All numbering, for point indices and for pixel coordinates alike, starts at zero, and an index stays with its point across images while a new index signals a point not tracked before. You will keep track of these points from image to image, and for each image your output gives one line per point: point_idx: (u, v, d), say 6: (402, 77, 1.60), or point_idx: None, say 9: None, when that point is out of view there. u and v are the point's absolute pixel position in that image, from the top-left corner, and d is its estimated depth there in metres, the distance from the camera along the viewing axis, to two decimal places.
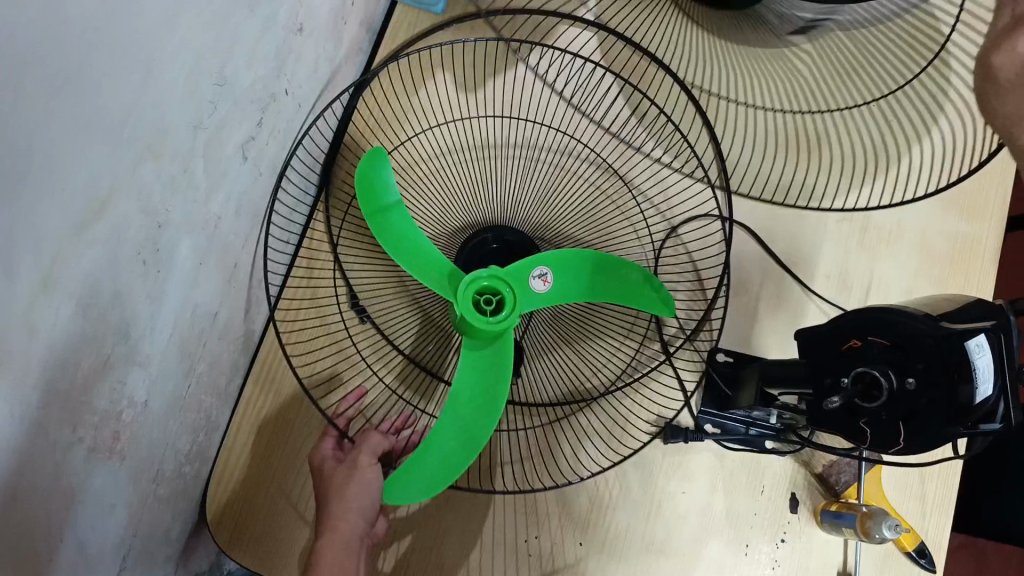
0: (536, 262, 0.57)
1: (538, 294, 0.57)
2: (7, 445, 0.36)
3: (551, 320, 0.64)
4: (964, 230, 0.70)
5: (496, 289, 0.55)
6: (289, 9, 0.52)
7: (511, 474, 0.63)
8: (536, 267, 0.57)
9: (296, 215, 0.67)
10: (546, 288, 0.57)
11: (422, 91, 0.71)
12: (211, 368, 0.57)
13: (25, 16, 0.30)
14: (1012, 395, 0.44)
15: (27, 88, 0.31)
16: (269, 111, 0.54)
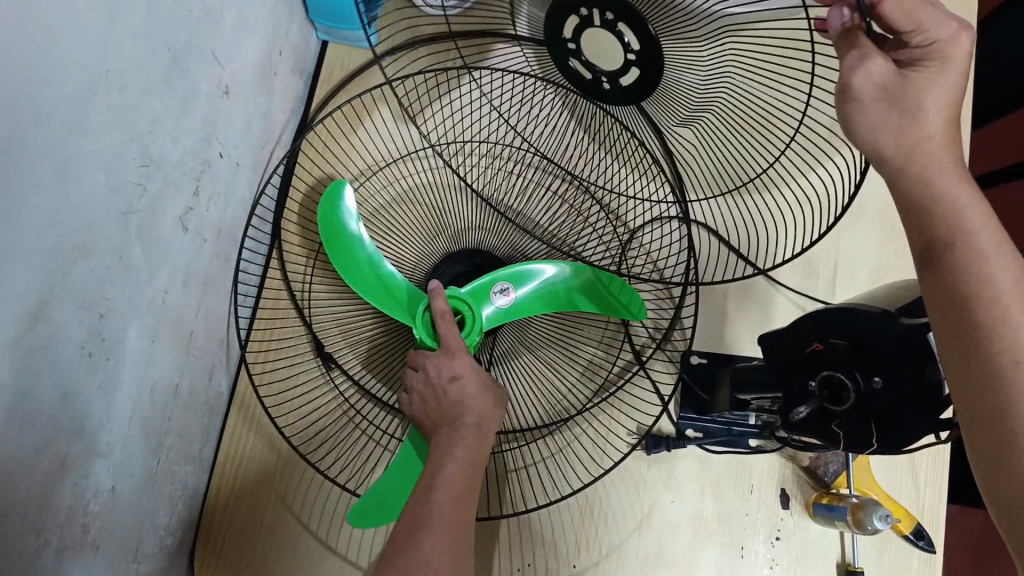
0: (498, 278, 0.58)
1: (503, 309, 0.58)
2: None
3: (521, 336, 0.64)
4: None
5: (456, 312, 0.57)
6: (211, 74, 0.51)
7: (509, 500, 0.62)
8: (496, 283, 0.58)
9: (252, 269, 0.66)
10: (509, 303, 0.58)
11: (366, 130, 0.71)
12: (180, 439, 0.57)
13: None
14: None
15: None
16: (204, 178, 0.53)
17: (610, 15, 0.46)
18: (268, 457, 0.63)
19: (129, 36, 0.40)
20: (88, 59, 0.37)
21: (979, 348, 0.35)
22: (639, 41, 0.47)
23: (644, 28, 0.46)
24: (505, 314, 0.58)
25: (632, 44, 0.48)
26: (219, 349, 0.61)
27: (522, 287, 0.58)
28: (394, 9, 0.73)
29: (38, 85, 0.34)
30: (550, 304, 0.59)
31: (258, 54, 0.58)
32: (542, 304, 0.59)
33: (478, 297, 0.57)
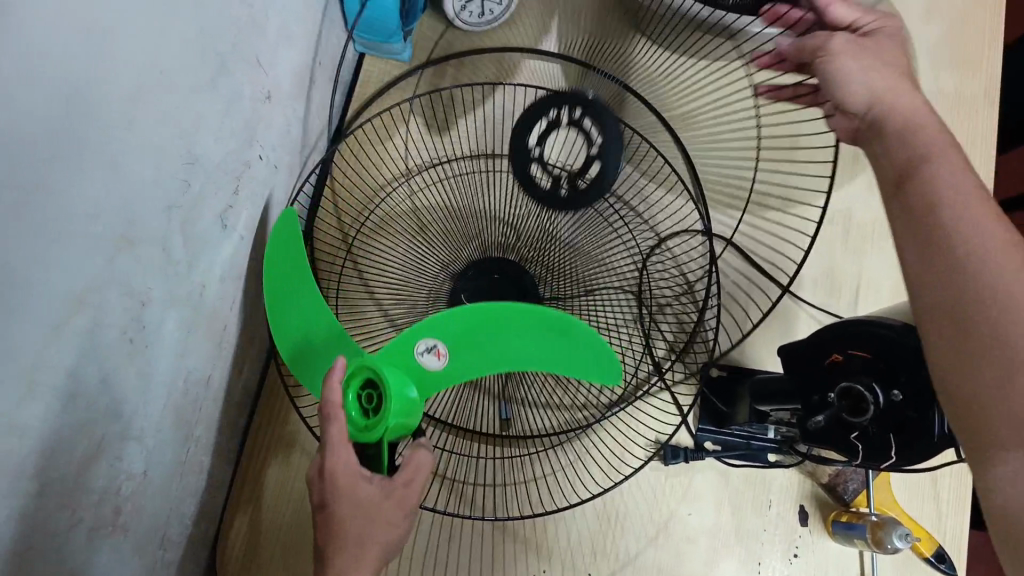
0: (419, 337, 0.48)
1: (434, 373, 0.49)
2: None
3: None
4: None
5: (372, 383, 0.47)
6: (253, 80, 0.53)
7: (486, 501, 0.63)
8: (421, 341, 0.48)
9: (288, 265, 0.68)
10: (442, 361, 0.48)
11: (398, 138, 0.73)
12: (208, 431, 0.58)
13: None
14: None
15: None
16: (244, 178, 0.55)
17: (578, 112, 0.66)
18: (290, 456, 0.65)
19: (179, 38, 0.42)
20: (144, 59, 0.40)
21: (994, 351, 0.35)
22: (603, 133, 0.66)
23: (606, 116, 0.66)
24: (441, 374, 0.49)
25: (595, 137, 0.67)
26: (249, 346, 0.63)
27: (455, 348, 0.48)
28: (429, 23, 0.75)
29: (96, 82, 0.36)
30: (498, 364, 0.48)
31: (298, 64, 0.60)
32: (489, 365, 0.49)
33: (399, 360, 0.49)
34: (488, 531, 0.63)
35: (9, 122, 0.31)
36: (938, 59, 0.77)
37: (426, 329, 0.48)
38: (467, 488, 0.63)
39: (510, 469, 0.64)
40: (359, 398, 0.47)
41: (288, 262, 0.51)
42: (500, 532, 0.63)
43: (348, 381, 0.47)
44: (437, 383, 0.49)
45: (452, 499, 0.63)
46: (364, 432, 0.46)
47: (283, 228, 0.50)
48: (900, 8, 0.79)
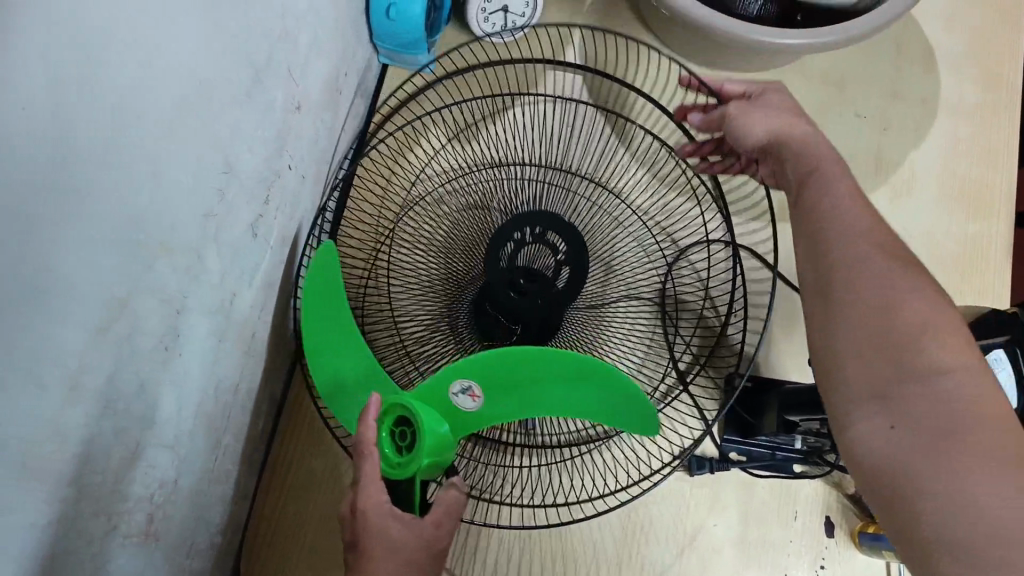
0: (453, 378, 0.48)
1: (468, 411, 0.49)
2: (38, 534, 0.36)
3: None
4: (971, 232, 0.72)
5: (406, 421, 0.47)
6: (286, 90, 0.53)
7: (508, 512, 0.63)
8: (455, 381, 0.48)
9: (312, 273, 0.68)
10: (476, 402, 0.48)
11: (422, 148, 0.74)
12: (236, 438, 0.58)
13: (45, 147, 0.31)
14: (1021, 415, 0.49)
15: (43, 213, 0.32)
16: (275, 187, 0.55)
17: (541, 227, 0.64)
18: (316, 463, 0.66)
19: (219, 48, 0.43)
20: (185, 68, 0.40)
21: None
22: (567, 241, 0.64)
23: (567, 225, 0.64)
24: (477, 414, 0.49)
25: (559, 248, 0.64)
26: (276, 354, 0.63)
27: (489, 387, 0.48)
28: (453, 34, 0.76)
29: (141, 89, 0.37)
30: (537, 403, 0.48)
31: (327, 75, 0.61)
32: (523, 407, 0.49)
33: (437, 398, 0.49)
34: (512, 540, 0.63)
35: (61, 131, 0.32)
36: (959, 71, 0.77)
37: (459, 373, 0.48)
38: (491, 498, 0.63)
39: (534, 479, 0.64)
40: (391, 437, 0.48)
41: (325, 295, 0.51)
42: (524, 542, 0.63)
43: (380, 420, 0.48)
44: (472, 421, 0.49)
45: (474, 509, 0.63)
46: (394, 471, 0.47)
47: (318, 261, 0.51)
48: (922, 20, 0.79)
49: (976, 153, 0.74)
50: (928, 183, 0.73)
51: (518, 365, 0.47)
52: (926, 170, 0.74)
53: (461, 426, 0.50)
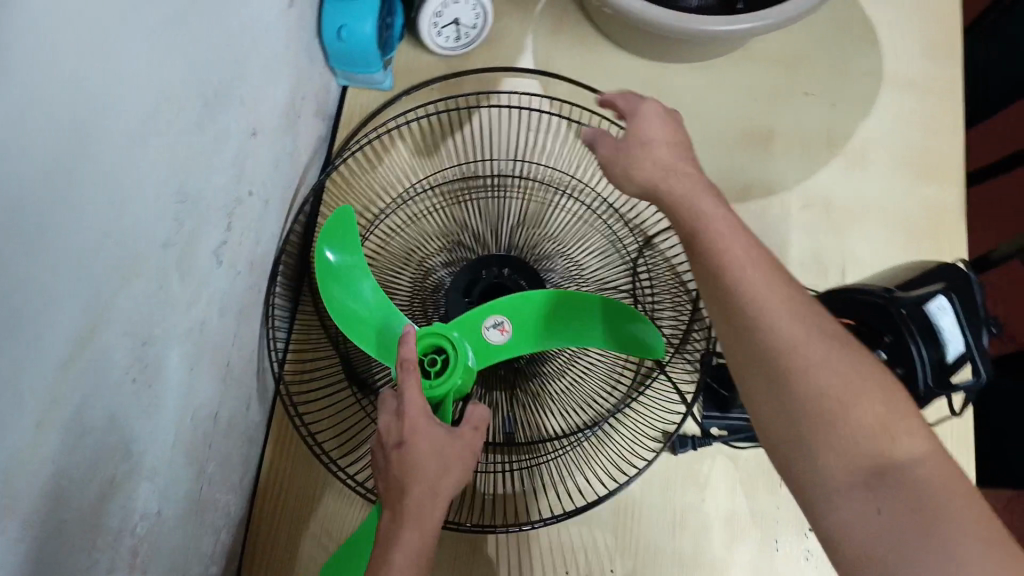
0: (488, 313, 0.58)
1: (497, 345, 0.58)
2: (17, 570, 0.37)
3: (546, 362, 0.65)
4: (929, 195, 0.75)
5: (441, 347, 0.56)
6: (239, 118, 0.54)
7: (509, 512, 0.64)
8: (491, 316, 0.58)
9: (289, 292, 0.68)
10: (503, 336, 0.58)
11: (384, 166, 0.75)
12: (221, 466, 0.59)
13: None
14: (982, 351, 0.49)
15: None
16: (237, 214, 0.55)
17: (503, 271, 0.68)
18: (305, 484, 0.66)
19: (168, 79, 0.44)
20: (134, 100, 0.41)
21: None
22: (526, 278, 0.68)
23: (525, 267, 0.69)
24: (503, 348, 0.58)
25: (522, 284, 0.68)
26: (254, 382, 0.63)
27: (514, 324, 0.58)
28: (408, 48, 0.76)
29: (92, 121, 0.37)
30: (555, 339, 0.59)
31: (283, 100, 0.61)
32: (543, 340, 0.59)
33: (470, 332, 0.58)
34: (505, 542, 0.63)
35: (15, 172, 0.32)
36: (904, 42, 0.79)
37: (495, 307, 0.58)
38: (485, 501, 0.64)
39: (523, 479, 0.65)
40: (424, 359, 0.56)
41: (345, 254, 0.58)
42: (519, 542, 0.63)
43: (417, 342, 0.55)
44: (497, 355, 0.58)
45: (464, 511, 0.64)
46: (432, 390, 0.54)
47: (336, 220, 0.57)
48: None
49: (923, 123, 0.77)
50: (884, 150, 0.76)
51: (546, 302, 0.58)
52: (879, 141, 0.76)
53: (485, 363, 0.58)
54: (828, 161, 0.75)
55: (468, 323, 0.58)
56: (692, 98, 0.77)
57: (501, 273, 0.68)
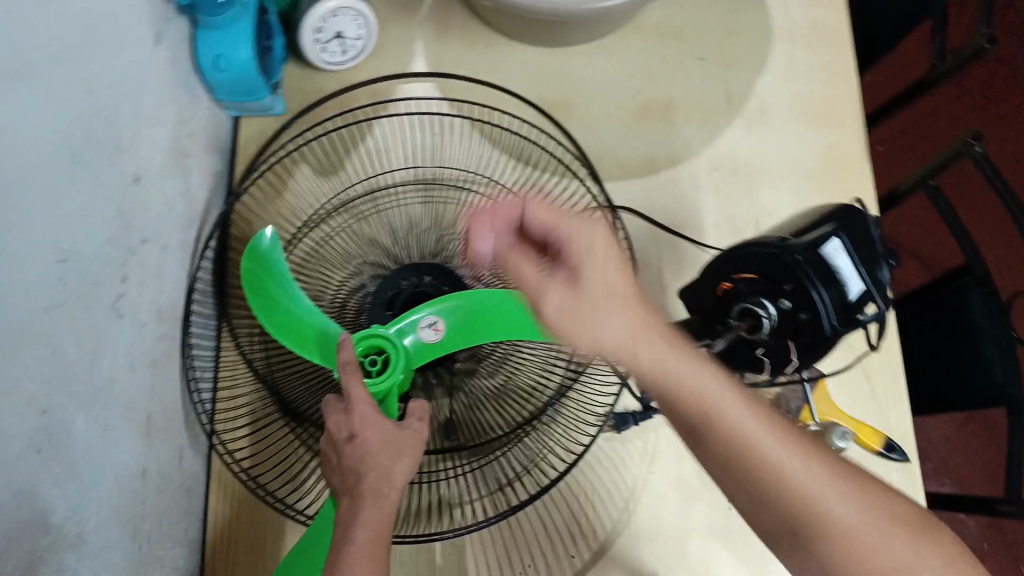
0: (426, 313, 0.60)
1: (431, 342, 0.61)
2: None
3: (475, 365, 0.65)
4: (831, 142, 0.74)
5: (381, 348, 0.59)
6: (119, 165, 0.52)
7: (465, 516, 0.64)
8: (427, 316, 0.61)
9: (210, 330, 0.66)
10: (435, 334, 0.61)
11: (289, 193, 0.70)
12: (161, 522, 0.57)
13: None
14: (884, 287, 0.47)
15: None
16: (131, 265, 0.54)
17: (427, 278, 0.66)
18: (255, 521, 0.65)
19: (18, 132, 0.40)
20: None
21: None
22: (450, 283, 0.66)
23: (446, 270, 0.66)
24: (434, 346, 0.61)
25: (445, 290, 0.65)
26: (184, 431, 0.62)
27: (450, 320, 0.61)
28: None
29: None
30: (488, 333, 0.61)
31: (167, 140, 0.59)
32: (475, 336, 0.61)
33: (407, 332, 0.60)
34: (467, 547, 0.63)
35: None
36: None
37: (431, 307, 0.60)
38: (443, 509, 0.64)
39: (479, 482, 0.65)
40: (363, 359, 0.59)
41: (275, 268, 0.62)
42: (479, 545, 0.63)
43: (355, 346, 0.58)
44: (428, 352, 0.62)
45: (420, 523, 0.64)
46: (376, 386, 0.57)
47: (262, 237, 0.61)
48: None
49: (817, 71, 0.76)
50: (786, 99, 0.75)
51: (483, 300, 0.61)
52: (778, 92, 0.75)
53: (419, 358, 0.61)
54: (728, 124, 0.74)
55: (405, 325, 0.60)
56: (588, 74, 0.74)
57: (423, 279, 0.66)
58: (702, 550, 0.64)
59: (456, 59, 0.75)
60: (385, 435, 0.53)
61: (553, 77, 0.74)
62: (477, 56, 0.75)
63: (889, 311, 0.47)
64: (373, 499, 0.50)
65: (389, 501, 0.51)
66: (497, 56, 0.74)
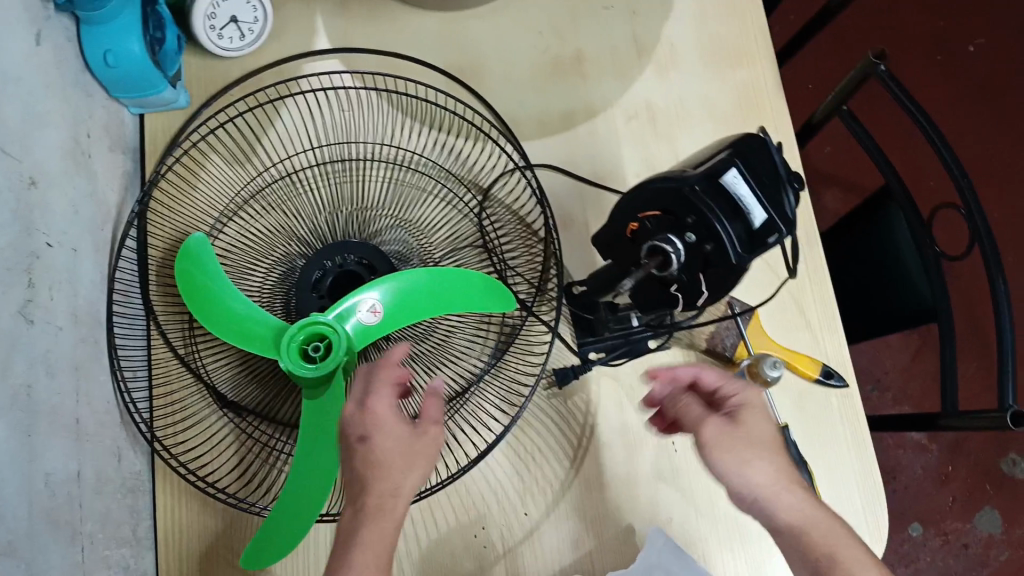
0: (362, 295, 0.61)
1: (371, 326, 0.61)
2: None
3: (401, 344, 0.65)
4: (742, 79, 0.74)
5: (320, 335, 0.60)
6: (11, 166, 0.51)
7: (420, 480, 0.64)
8: (364, 299, 0.61)
9: (137, 330, 0.65)
10: (375, 319, 0.61)
11: (201, 184, 0.69)
12: (103, 524, 0.57)
13: None
14: (788, 211, 0.47)
15: None
16: (37, 269, 0.53)
17: (348, 257, 0.65)
18: (204, 518, 0.64)
19: None
20: None
21: None
22: (371, 261, 0.65)
23: (367, 248, 0.65)
24: (374, 330, 0.61)
25: (369, 267, 0.65)
26: (120, 431, 0.61)
27: (388, 302, 0.61)
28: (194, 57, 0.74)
29: None
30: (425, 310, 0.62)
31: (64, 141, 0.58)
32: (412, 315, 0.62)
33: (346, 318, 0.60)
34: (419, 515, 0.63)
35: None
36: None
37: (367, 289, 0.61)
38: None
39: None
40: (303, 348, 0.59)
41: (213, 274, 0.62)
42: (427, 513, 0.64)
43: (294, 336, 0.59)
44: (369, 337, 0.61)
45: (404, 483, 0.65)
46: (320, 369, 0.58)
47: (194, 242, 0.62)
48: None
49: (721, 14, 0.76)
50: (690, 43, 0.75)
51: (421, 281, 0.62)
52: (684, 36, 0.75)
53: (359, 343, 0.61)
54: (638, 73, 0.74)
55: (343, 312, 0.60)
56: (495, 41, 0.75)
57: (345, 260, 0.65)
58: (658, 495, 0.65)
59: (358, 35, 0.74)
60: (395, 445, 0.50)
61: (458, 44, 0.74)
62: (378, 30, 0.74)
63: (794, 233, 0.47)
64: (367, 512, 0.48)
65: (382, 518, 0.49)
66: (399, 30, 0.74)
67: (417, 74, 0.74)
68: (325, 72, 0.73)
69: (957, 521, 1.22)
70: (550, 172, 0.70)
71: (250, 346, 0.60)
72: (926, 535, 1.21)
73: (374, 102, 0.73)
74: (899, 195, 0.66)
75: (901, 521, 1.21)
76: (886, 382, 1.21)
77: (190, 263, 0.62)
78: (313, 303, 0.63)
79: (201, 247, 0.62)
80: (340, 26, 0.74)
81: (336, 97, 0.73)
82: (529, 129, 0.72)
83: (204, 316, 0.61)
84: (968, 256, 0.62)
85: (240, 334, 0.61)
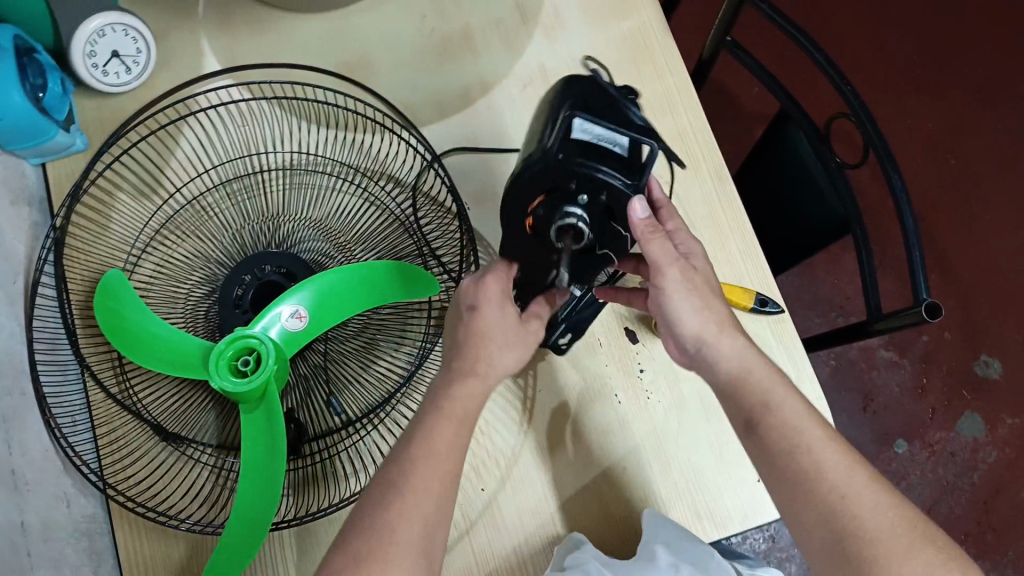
0: (285, 303, 0.61)
1: (296, 332, 0.61)
2: None
3: (331, 345, 0.66)
4: (630, 30, 0.75)
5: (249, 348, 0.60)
6: None
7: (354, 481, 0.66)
8: (287, 306, 0.61)
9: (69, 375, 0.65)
10: (300, 323, 0.61)
11: (111, 221, 0.70)
12: (57, 570, 0.57)
13: None
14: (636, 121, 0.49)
15: None
16: None
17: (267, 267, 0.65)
18: (163, 547, 0.64)
19: None
20: None
21: None
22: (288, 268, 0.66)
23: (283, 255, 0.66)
24: (300, 335, 0.61)
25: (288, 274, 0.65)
26: (63, 477, 0.61)
27: (312, 306, 0.62)
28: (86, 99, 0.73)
29: None
30: (348, 307, 0.62)
31: None
32: (337, 314, 0.62)
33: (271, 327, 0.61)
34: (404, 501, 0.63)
35: None
36: None
37: (287, 296, 0.61)
38: (331, 476, 0.66)
39: (360, 458, 0.67)
40: (234, 364, 0.59)
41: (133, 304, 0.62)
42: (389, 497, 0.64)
43: (223, 352, 0.59)
44: (296, 342, 0.62)
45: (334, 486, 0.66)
46: (251, 383, 0.57)
47: (113, 278, 0.61)
48: None
49: None
50: (573, 3, 0.76)
51: (341, 279, 0.62)
52: None
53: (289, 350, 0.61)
54: (526, 40, 0.74)
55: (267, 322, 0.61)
56: (381, 33, 0.75)
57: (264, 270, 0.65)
58: (608, 451, 0.66)
59: (245, 48, 0.74)
60: None
61: (344, 42, 0.74)
62: (263, 40, 0.74)
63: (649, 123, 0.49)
64: None
65: None
66: (285, 38, 0.74)
67: (310, 78, 0.75)
68: (218, 92, 0.73)
69: (941, 431, 1.23)
70: (451, 153, 0.71)
71: (181, 369, 0.60)
72: (913, 450, 1.22)
73: (272, 113, 0.73)
74: (796, 115, 0.67)
75: (887, 440, 1.22)
76: (849, 307, 1.22)
77: (109, 297, 0.61)
78: (239, 319, 0.64)
79: (120, 279, 0.62)
80: (225, 42, 0.74)
81: (232, 114, 0.73)
82: (426, 113, 0.72)
83: (129, 346, 0.61)
84: (865, 162, 0.62)
85: (168, 358, 0.61)
